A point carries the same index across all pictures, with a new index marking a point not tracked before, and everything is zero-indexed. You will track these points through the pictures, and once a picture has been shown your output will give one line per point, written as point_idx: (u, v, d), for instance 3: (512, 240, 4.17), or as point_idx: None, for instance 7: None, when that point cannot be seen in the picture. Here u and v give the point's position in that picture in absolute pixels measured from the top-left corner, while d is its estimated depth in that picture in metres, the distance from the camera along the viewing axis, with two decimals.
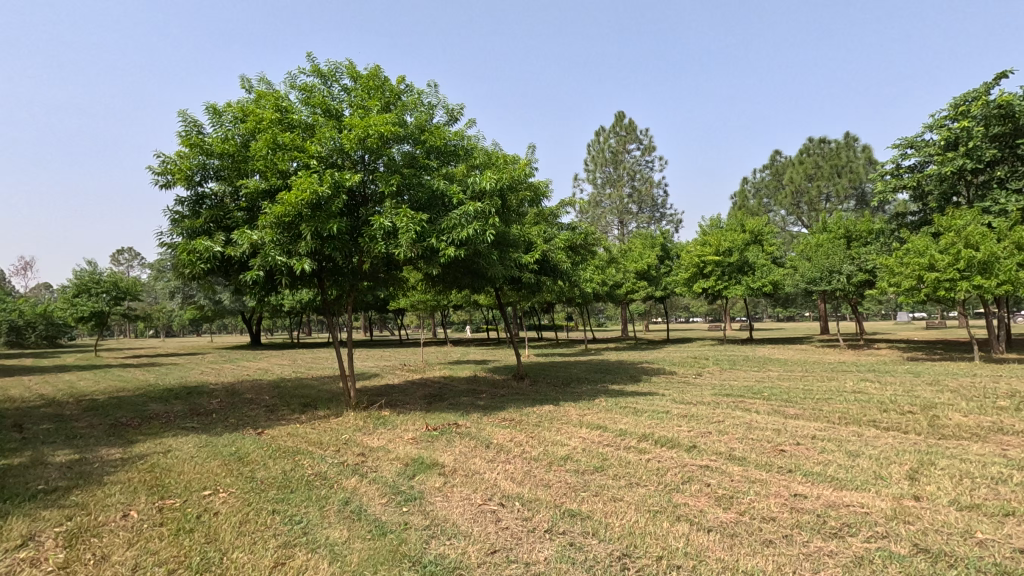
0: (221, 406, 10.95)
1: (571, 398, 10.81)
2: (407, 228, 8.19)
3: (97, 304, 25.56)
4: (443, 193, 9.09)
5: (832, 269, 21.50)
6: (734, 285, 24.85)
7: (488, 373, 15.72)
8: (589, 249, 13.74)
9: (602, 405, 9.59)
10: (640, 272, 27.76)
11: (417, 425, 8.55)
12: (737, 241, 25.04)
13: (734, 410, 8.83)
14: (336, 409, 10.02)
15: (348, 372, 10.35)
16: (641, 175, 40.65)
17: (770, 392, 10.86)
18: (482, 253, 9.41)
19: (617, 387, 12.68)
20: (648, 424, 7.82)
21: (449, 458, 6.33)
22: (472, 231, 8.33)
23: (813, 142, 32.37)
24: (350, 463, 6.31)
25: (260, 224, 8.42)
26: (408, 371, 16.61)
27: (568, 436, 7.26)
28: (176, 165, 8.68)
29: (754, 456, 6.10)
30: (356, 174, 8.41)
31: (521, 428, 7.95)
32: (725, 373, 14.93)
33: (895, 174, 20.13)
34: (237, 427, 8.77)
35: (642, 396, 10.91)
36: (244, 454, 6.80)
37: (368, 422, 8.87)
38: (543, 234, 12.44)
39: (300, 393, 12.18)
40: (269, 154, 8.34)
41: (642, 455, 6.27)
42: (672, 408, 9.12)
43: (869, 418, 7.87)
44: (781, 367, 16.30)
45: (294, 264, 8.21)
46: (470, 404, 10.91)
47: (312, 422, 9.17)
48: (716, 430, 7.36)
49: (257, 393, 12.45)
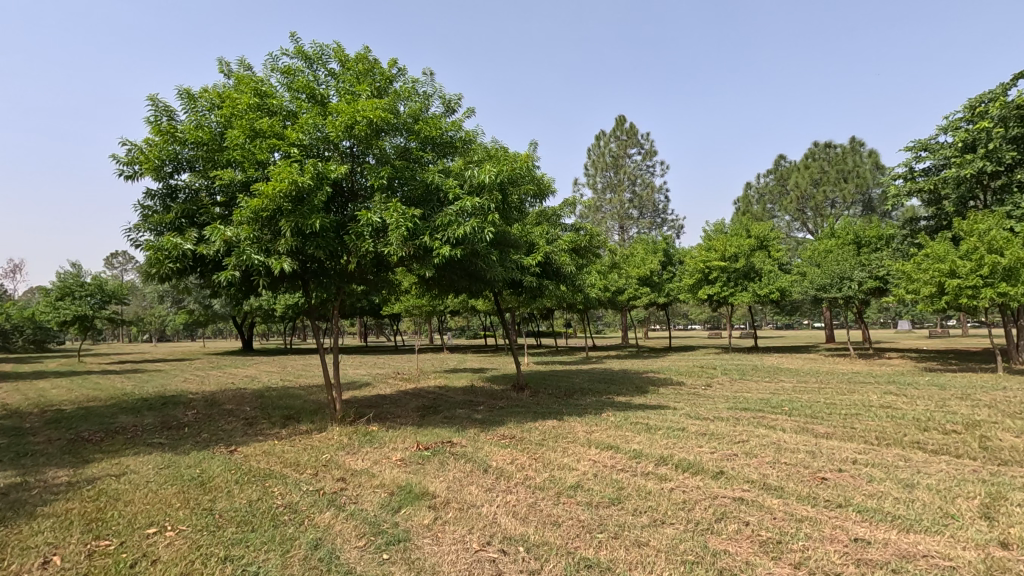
0: (197, 418, 10.08)
1: (576, 412, 9.98)
2: (397, 224, 7.44)
3: (81, 309, 24.72)
4: (438, 187, 8.29)
5: (842, 275, 20.75)
6: (741, 292, 24.11)
7: (486, 382, 14.90)
8: (594, 252, 12.91)
9: (610, 421, 8.76)
10: (642, 277, 27.04)
11: (407, 442, 7.72)
12: (743, 246, 24.34)
13: (757, 427, 8.02)
14: (319, 423, 9.17)
15: (334, 374, 9.47)
16: (641, 179, 40.03)
17: (791, 406, 10.05)
18: (480, 254, 8.63)
19: (624, 399, 11.85)
20: (665, 444, 7.01)
21: (441, 486, 5.48)
22: (469, 228, 7.56)
23: (818, 146, 31.55)
24: (327, 491, 5.47)
25: (236, 220, 7.63)
26: (402, 379, 15.79)
27: (576, 459, 6.43)
28: (144, 153, 7.88)
29: (793, 485, 5.29)
30: (342, 165, 7.62)
31: (523, 448, 7.13)
32: (736, 385, 14.13)
33: (909, 177, 19.16)
34: (208, 444, 7.92)
35: (652, 409, 10.09)
36: (207, 479, 5.95)
37: (354, 439, 8.04)
38: (545, 236, 11.64)
39: (284, 404, 11.33)
40: (247, 142, 7.56)
41: (663, 483, 5.44)
42: (689, 425, 8.30)
43: (910, 438, 7.05)
44: (793, 377, 15.49)
45: (273, 264, 7.41)
46: (467, 417, 10.07)
47: (292, 438, 8.33)
48: (742, 452, 6.55)
49: (238, 403, 11.60)
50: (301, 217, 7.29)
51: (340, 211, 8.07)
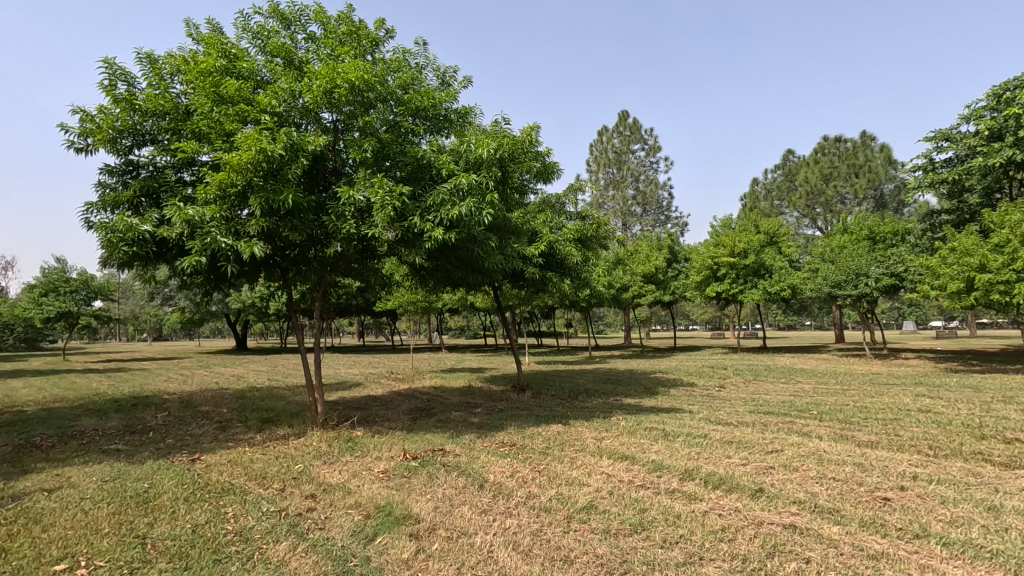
0: (165, 422, 9.17)
1: (583, 416, 9.06)
2: (383, 203, 6.57)
3: (65, 305, 23.77)
4: (431, 163, 7.41)
5: (858, 272, 19.85)
6: (750, 289, 23.16)
7: (484, 382, 13.99)
8: (601, 243, 12.03)
9: (622, 426, 7.85)
10: (647, 274, 26.13)
11: (393, 450, 6.82)
12: (753, 242, 23.41)
13: (788, 433, 7.10)
14: (299, 428, 8.25)
15: (316, 366, 8.53)
16: (645, 176, 39.17)
17: (819, 409, 9.13)
18: (477, 240, 7.76)
19: (634, 401, 10.94)
20: (689, 455, 6.09)
21: (426, 507, 4.57)
22: (464, 209, 6.70)
23: (828, 141, 30.55)
24: (290, 512, 4.57)
25: (201, 198, 6.75)
26: (395, 379, 14.87)
27: (587, 472, 5.52)
28: (98, 123, 6.97)
29: (851, 508, 4.39)
30: (321, 136, 6.75)
31: (525, 458, 6.23)
32: (751, 386, 13.23)
33: (929, 169, 18.25)
34: (170, 452, 7.01)
35: (667, 413, 9.17)
36: (152, 496, 5.05)
37: (334, 446, 7.14)
38: (548, 224, 10.75)
39: (265, 406, 10.42)
40: (213, 109, 6.67)
41: (694, 505, 4.53)
42: (710, 431, 7.40)
43: (969, 448, 6.14)
44: (811, 379, 14.55)
45: (242, 249, 6.53)
46: (462, 421, 9.16)
47: (265, 444, 7.43)
48: (781, 464, 5.64)
49: (216, 405, 10.70)
50: (273, 194, 6.41)
51: (319, 189, 7.17)
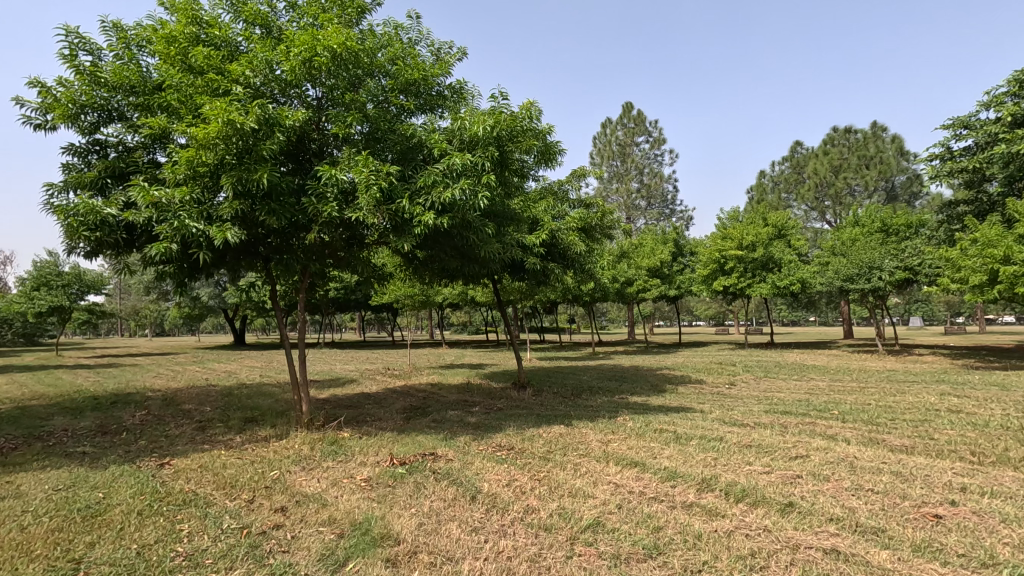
0: (142, 421, 8.62)
1: (586, 416, 8.48)
2: (368, 183, 5.99)
3: (57, 299, 23.26)
4: (423, 142, 6.82)
5: (871, 265, 19.24)
6: (759, 283, 22.50)
7: (483, 379, 13.42)
8: (605, 233, 11.40)
9: (629, 428, 7.26)
10: (652, 268, 25.47)
11: (380, 454, 6.24)
12: (761, 235, 22.75)
13: (811, 437, 6.49)
14: (281, 429, 7.69)
15: (301, 359, 7.91)
16: (649, 169, 38.45)
17: (841, 409, 8.52)
18: (472, 226, 7.16)
19: (640, 399, 10.35)
20: (704, 462, 5.50)
21: (408, 524, 3.99)
22: (457, 191, 6.11)
23: (837, 132, 29.75)
24: (253, 530, 4.01)
25: (170, 178, 6.16)
26: (391, 376, 14.30)
27: (593, 481, 4.94)
28: (59, 97, 6.39)
29: (900, 528, 3.80)
30: (301, 110, 6.16)
31: (524, 465, 5.65)
32: (762, 383, 12.65)
33: (947, 158, 17.57)
34: (139, 456, 6.46)
35: (676, 413, 8.58)
36: (102, 508, 4.48)
37: (317, 449, 6.58)
38: (550, 211, 10.13)
39: (250, 405, 9.85)
40: (183, 80, 6.08)
41: (717, 523, 3.94)
42: (726, 433, 6.81)
43: (1017, 454, 5.53)
44: (825, 376, 13.94)
45: (213, 234, 5.94)
46: (458, 421, 8.58)
47: (243, 447, 6.86)
48: (809, 473, 5.04)
49: (199, 403, 10.15)
50: (246, 173, 5.83)
51: (300, 170, 6.58)
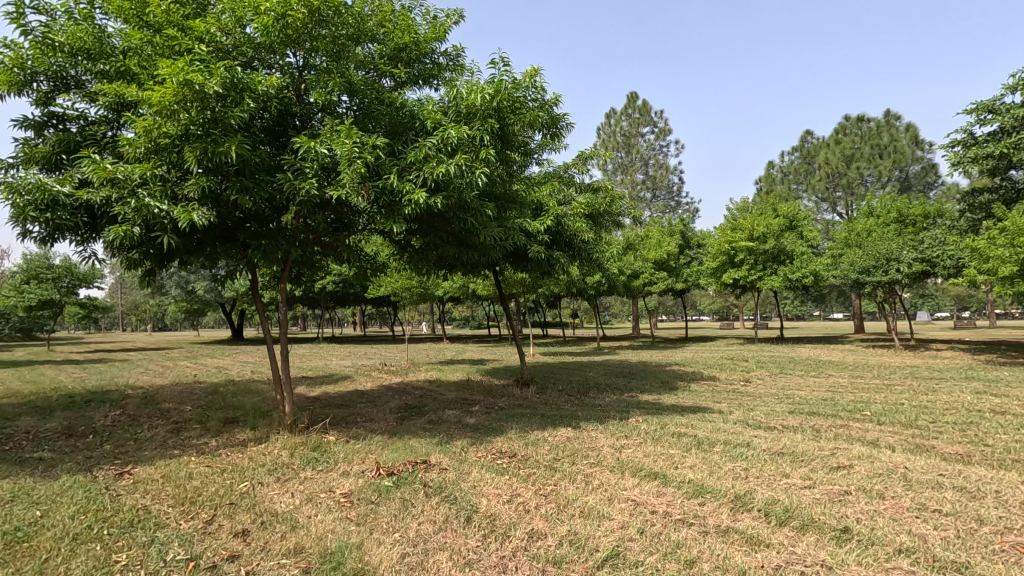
0: (114, 422, 7.98)
1: (594, 417, 7.79)
2: (351, 156, 5.30)
3: (48, 292, 22.60)
4: (415, 114, 6.12)
5: (889, 257, 18.50)
6: (769, 276, 21.75)
7: (484, 375, 12.76)
8: (613, 220, 10.67)
9: (645, 432, 6.57)
10: (659, 261, 24.72)
11: (367, 462, 5.57)
12: (773, 226, 21.99)
13: (850, 442, 5.79)
14: (262, 431, 7.04)
15: (283, 352, 7.18)
16: (654, 160, 37.64)
17: (873, 410, 7.80)
18: (470, 207, 6.46)
19: (652, 398, 9.68)
20: (734, 474, 4.80)
21: (389, 556, 3.32)
22: (451, 166, 5.42)
23: (849, 120, 28.84)
24: (202, 563, 3.33)
25: (129, 152, 5.48)
26: (387, 372, 13.62)
27: (608, 498, 4.25)
28: (6, 63, 5.69)
29: (988, 564, 3.11)
30: (277, 75, 5.46)
31: (528, 476, 4.97)
32: (780, 380, 11.95)
33: (970, 144, 16.76)
34: (100, 463, 5.81)
35: (693, 414, 7.88)
36: (33, 532, 3.81)
37: (298, 456, 5.91)
38: (555, 196, 9.43)
39: (234, 404, 9.19)
40: (142, 41, 5.38)
41: (763, 556, 3.25)
42: (754, 438, 6.12)
43: None
44: (845, 372, 13.22)
45: (177, 215, 5.26)
46: (455, 422, 7.91)
47: (217, 453, 6.21)
48: (858, 489, 4.33)
49: (180, 402, 9.50)
50: (213, 145, 5.13)
51: (276, 142, 5.89)
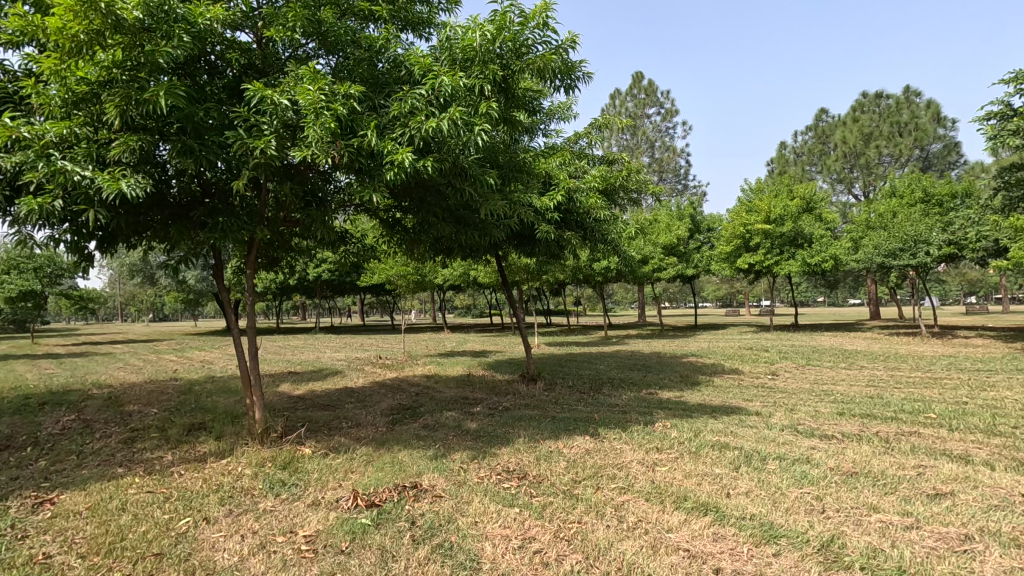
0: (64, 429, 6.96)
1: (614, 421, 6.75)
2: (317, 107, 4.22)
3: (28, 283, 21.51)
4: (402, 61, 5.04)
5: (917, 238, 17.38)
6: (787, 260, 20.63)
7: (486, 370, 11.74)
8: (630, 197, 9.60)
9: (680, 443, 5.54)
10: (668, 246, 23.63)
11: (344, 487, 4.56)
12: (790, 208, 20.89)
13: (934, 457, 4.77)
14: (228, 443, 6.00)
15: (251, 354, 6.10)
16: (660, 143, 36.39)
17: (936, 411, 6.77)
18: (468, 176, 5.38)
19: (675, 397, 8.66)
20: (806, 506, 3.77)
21: None
22: (443, 121, 4.36)
23: (867, 98, 27.50)
24: None
25: (41, 105, 4.37)
26: (381, 366, 12.59)
27: (651, 546, 3.25)
28: None
29: None
30: (224, 8, 4.36)
31: (545, 508, 3.94)
32: (810, 373, 10.94)
33: (1008, 116, 15.53)
34: (21, 488, 4.77)
35: (728, 417, 6.85)
36: None
37: (263, 476, 4.90)
38: (566, 169, 8.33)
39: (206, 406, 8.16)
40: None
41: None
42: (813, 450, 5.09)
43: None
44: (878, 364, 12.18)
45: (100, 184, 4.20)
46: (454, 427, 6.89)
47: (168, 472, 5.19)
48: (979, 531, 3.31)
49: (147, 403, 8.47)
50: (139, 93, 4.11)
51: (227, 92, 4.82)
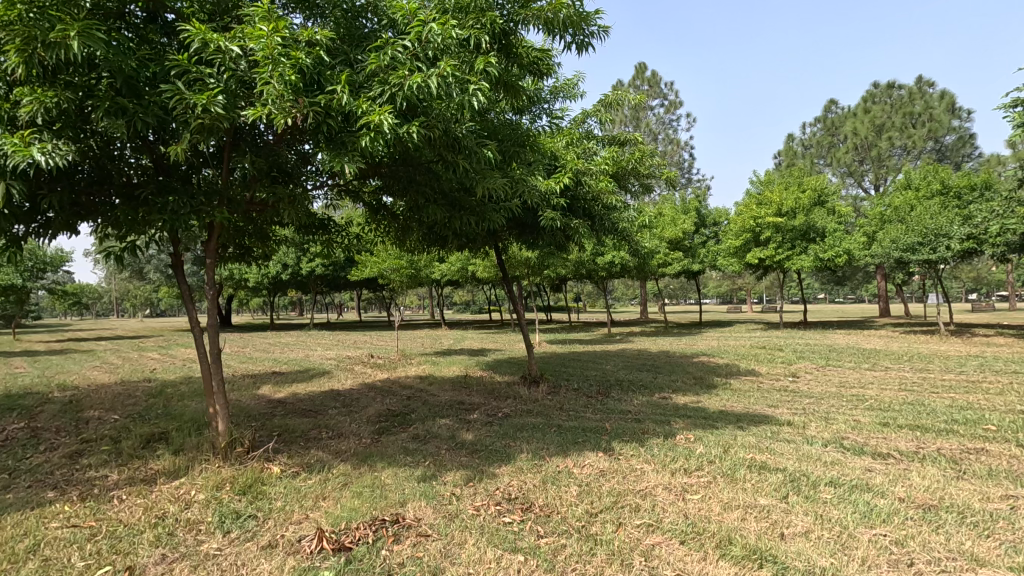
0: (7, 440, 6.15)
1: (629, 433, 5.96)
2: (272, 55, 3.42)
3: (9, 277, 20.61)
4: (382, 9, 4.25)
5: (938, 232, 16.51)
6: (799, 255, 19.83)
7: (485, 370, 10.94)
8: (642, 183, 8.77)
9: (711, 462, 4.75)
10: (674, 240, 22.82)
11: (312, 520, 3.76)
12: (802, 200, 20.07)
13: (1021, 484, 3.97)
14: (187, 459, 5.21)
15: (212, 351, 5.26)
16: (664, 136, 35.53)
17: (993, 422, 5.99)
18: (462, 149, 4.58)
19: (692, 402, 7.87)
20: (888, 558, 2.98)
21: None
22: (430, 75, 3.57)
23: (879, 88, 26.60)
24: None
25: None
26: (372, 366, 11.78)
27: None
28: None
29: None
30: None
31: (556, 555, 3.14)
32: (834, 376, 10.16)
33: None
34: None
35: (758, 428, 6.05)
36: None
37: (217, 504, 4.09)
38: (573, 148, 7.52)
39: (173, 412, 7.36)
40: None
41: None
42: (871, 473, 4.30)
43: None
44: (904, 365, 11.41)
45: (10, 151, 3.40)
46: (448, 438, 6.09)
47: (108, 496, 4.38)
48: None
49: (109, 409, 7.66)
50: (47, 33, 3.28)
51: (166, 41, 4.05)
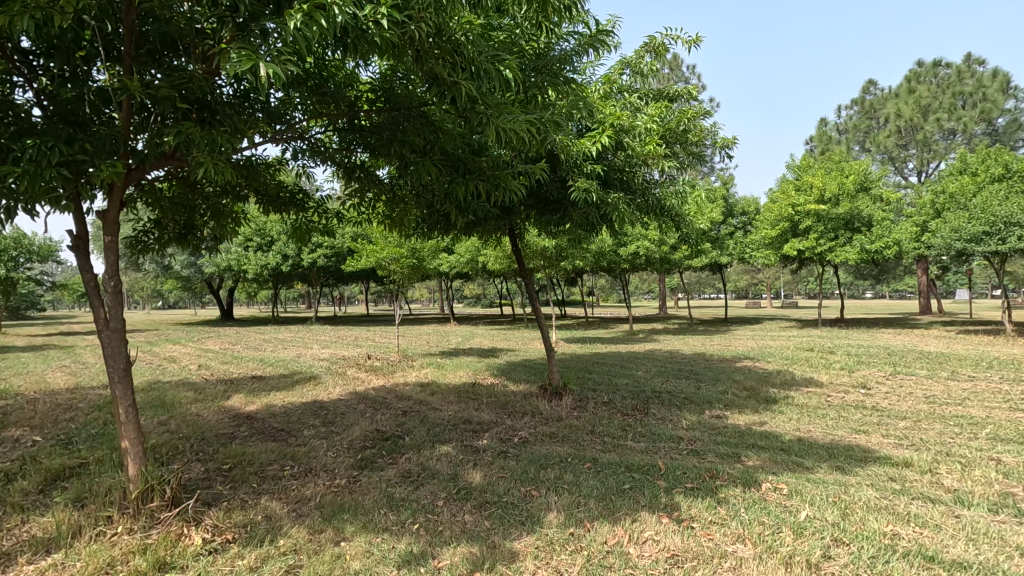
0: None
1: (693, 478, 4.38)
2: None
3: None
4: None
5: (1008, 221, 14.53)
6: (842, 247, 18.04)
7: (496, 376, 9.39)
8: (694, 152, 7.11)
9: (839, 542, 3.16)
10: (702, 229, 21.09)
11: None
12: (846, 185, 18.20)
13: None
14: (80, 516, 3.70)
15: (117, 366, 3.71)
16: None
17: None
18: (467, 62, 2.99)
19: (757, 425, 6.27)
20: None
21: None
22: None
23: (924, 66, 24.53)
24: None
25: None
26: (366, 369, 10.26)
27: None
28: None
29: None
30: None
31: None
32: (914, 386, 8.51)
33: None
34: None
35: (867, 471, 4.47)
36: None
37: None
38: (613, 103, 5.92)
39: (108, 434, 5.89)
40: None
41: None
42: None
43: None
44: (989, 373, 9.72)
45: None
46: (447, 480, 4.54)
47: None
48: None
49: (34, 427, 6.20)
50: None
51: None
